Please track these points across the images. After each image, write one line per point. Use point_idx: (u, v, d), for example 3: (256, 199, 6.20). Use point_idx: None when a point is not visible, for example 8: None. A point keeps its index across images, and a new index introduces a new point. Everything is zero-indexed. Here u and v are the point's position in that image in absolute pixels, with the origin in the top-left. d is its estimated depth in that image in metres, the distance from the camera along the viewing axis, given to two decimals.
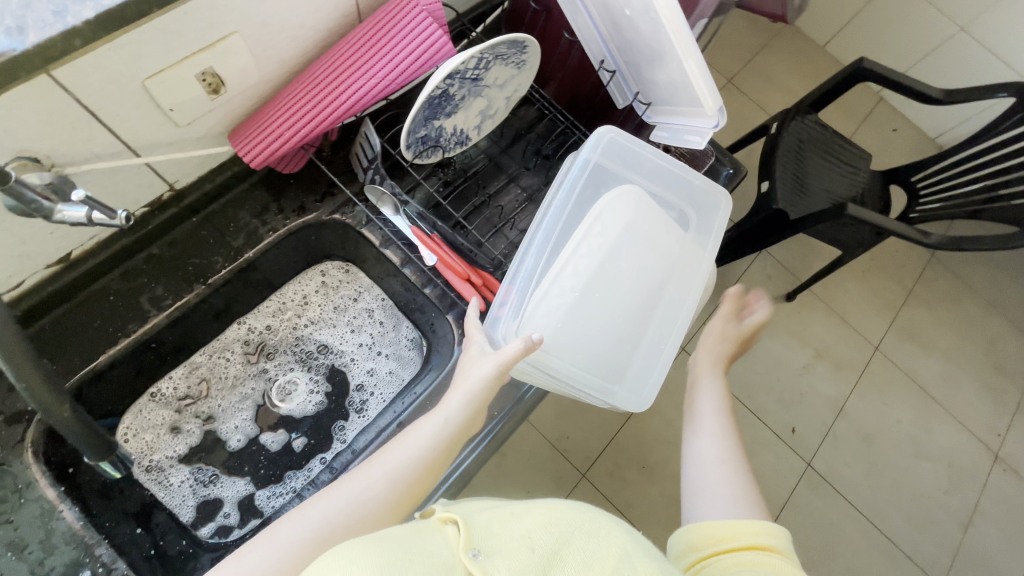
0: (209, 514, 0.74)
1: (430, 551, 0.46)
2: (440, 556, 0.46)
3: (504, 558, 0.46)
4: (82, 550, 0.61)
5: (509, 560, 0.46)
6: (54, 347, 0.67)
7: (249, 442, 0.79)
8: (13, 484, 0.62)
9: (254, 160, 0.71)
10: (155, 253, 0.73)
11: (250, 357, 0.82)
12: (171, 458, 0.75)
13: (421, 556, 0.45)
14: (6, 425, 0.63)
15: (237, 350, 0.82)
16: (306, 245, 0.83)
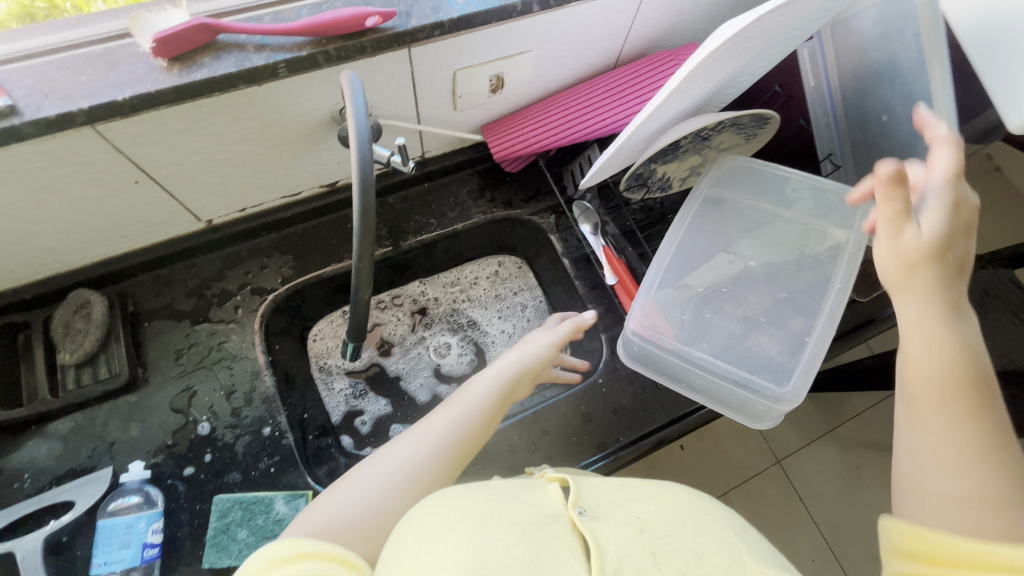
0: (351, 425, 0.82)
1: (539, 504, 0.49)
2: (548, 509, 0.49)
3: (613, 528, 0.47)
4: (272, 408, 0.74)
5: (610, 528, 0.47)
6: (297, 248, 0.83)
7: (431, 395, 0.85)
8: (240, 339, 0.77)
9: (496, 151, 0.84)
10: (389, 202, 0.88)
11: (413, 319, 0.91)
12: (339, 368, 0.85)
13: (530, 504, 0.49)
14: (250, 296, 0.79)
15: (405, 308, 0.92)
16: (497, 233, 0.94)
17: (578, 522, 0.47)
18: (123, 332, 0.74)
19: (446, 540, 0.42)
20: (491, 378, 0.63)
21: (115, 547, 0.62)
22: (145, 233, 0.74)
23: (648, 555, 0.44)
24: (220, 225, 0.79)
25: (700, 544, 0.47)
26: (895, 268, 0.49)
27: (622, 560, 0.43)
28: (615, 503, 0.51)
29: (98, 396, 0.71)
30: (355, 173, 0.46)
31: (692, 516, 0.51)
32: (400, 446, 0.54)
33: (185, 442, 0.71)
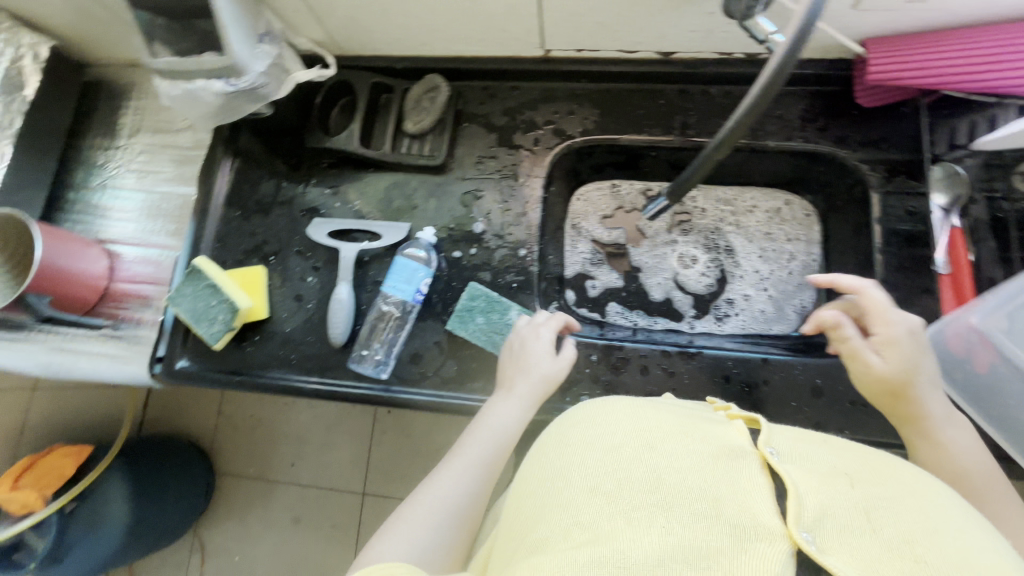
0: (581, 285, 0.87)
1: (718, 438, 0.50)
2: (733, 443, 0.49)
3: (810, 481, 0.44)
4: (534, 238, 0.81)
5: (808, 473, 0.45)
6: (606, 106, 0.84)
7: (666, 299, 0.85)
8: (529, 168, 0.83)
9: (870, 75, 0.71)
10: (710, 93, 0.82)
11: (671, 220, 0.89)
12: (589, 233, 0.88)
13: (711, 440, 0.49)
14: (550, 133, 0.84)
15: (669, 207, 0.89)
16: (808, 170, 0.82)
17: (772, 462, 0.46)
18: (449, 123, 0.85)
19: (593, 448, 0.49)
20: (537, 377, 0.68)
21: (400, 281, 0.77)
22: (499, 44, 0.81)
23: (854, 509, 0.42)
24: (553, 59, 0.83)
25: (915, 515, 0.41)
26: (877, 388, 0.61)
27: (824, 507, 0.42)
28: (810, 460, 0.48)
29: (417, 167, 0.85)
30: (775, 61, 0.47)
31: (913, 488, 0.45)
32: (443, 483, 0.58)
33: (462, 233, 0.82)
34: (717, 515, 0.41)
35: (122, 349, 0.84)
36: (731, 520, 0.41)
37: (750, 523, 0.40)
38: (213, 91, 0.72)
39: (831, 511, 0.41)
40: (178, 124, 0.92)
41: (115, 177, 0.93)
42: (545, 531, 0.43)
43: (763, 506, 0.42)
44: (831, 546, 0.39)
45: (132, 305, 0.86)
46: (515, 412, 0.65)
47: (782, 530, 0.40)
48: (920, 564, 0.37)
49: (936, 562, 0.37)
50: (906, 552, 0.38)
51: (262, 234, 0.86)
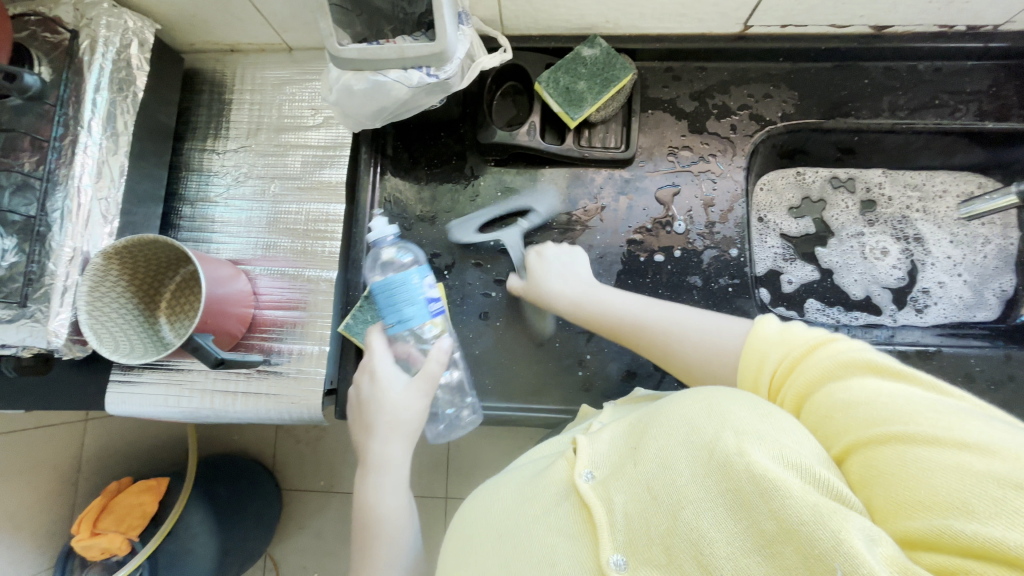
0: (773, 282, 0.81)
1: (545, 480, 0.48)
2: (558, 483, 0.47)
3: (618, 484, 0.42)
4: (742, 236, 0.75)
5: (618, 481, 0.43)
6: (806, 87, 0.77)
7: (865, 296, 0.81)
8: (728, 158, 0.77)
9: None
10: (918, 69, 0.76)
11: (858, 208, 0.83)
12: (777, 226, 0.83)
13: (539, 484, 0.48)
14: (748, 120, 0.77)
15: (854, 195, 0.83)
16: (1020, 148, 0.77)
17: (582, 493, 0.43)
18: (634, 111, 0.77)
19: (464, 540, 0.49)
20: (414, 409, 0.65)
21: (398, 317, 0.63)
22: (697, 20, 0.72)
23: (640, 491, 0.40)
24: (749, 35, 0.75)
25: (683, 460, 0.39)
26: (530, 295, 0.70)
27: (619, 511, 0.41)
28: (619, 451, 0.46)
29: (604, 161, 0.77)
30: None
31: (687, 415, 0.41)
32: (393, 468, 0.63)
33: (662, 233, 0.75)
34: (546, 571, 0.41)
35: (282, 386, 0.73)
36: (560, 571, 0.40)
37: (575, 566, 0.40)
38: (408, 84, 0.61)
39: (629, 513, 0.40)
40: (307, 120, 0.80)
41: (233, 187, 0.80)
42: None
43: (581, 558, 0.40)
44: (635, 557, 0.38)
45: (284, 334, 0.75)
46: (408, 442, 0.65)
47: (595, 560, 0.40)
48: (689, 508, 0.37)
49: (700, 501, 0.36)
50: (680, 513, 0.37)
51: (430, 247, 0.77)
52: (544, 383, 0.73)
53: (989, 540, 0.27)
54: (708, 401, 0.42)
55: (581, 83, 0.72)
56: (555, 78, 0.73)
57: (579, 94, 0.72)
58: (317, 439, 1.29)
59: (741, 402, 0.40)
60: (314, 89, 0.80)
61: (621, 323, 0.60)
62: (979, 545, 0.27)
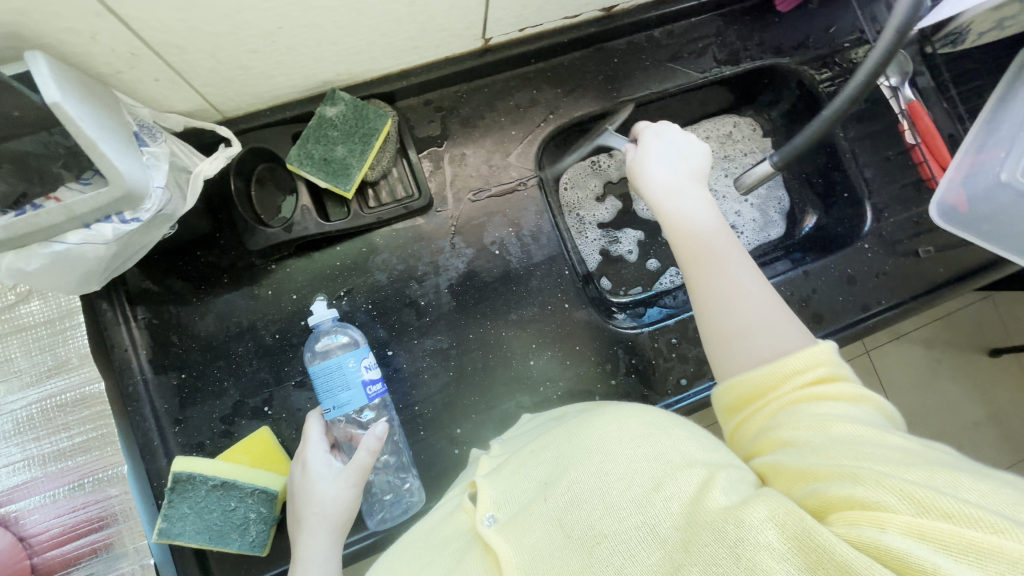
0: (611, 269, 0.82)
1: (447, 538, 0.42)
2: (461, 537, 0.41)
3: (521, 521, 0.37)
4: (559, 247, 0.73)
5: (517, 518, 0.38)
6: (566, 81, 0.76)
7: None
8: (521, 174, 0.74)
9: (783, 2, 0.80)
10: (655, 37, 0.79)
11: None
12: (592, 218, 0.83)
13: (441, 547, 0.42)
14: (525, 130, 0.74)
15: None
16: (756, 82, 0.84)
17: (487, 535, 0.38)
18: (407, 156, 0.70)
19: None
20: (323, 513, 0.54)
21: (340, 397, 0.57)
22: (434, 48, 0.66)
23: (551, 527, 0.35)
24: (494, 46, 0.71)
25: (594, 475, 0.36)
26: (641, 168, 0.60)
27: (529, 550, 0.35)
28: (524, 473, 0.42)
29: (401, 215, 0.69)
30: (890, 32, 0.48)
31: (607, 434, 0.39)
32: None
33: (484, 272, 0.71)
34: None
35: None
36: None
37: None
38: (102, 240, 0.47)
39: (538, 546, 0.35)
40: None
41: None
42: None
43: None
44: None
45: (88, 568, 0.58)
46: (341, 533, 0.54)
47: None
48: (605, 542, 0.33)
49: (619, 535, 0.33)
50: (596, 550, 0.33)
51: (235, 388, 0.65)
52: (424, 477, 0.66)
53: (918, 491, 0.27)
54: (625, 422, 0.39)
55: (338, 148, 0.63)
56: (306, 152, 0.63)
57: (341, 162, 0.63)
58: None
59: (673, 429, 0.39)
60: None
61: (688, 239, 0.52)
62: (915, 497, 0.26)
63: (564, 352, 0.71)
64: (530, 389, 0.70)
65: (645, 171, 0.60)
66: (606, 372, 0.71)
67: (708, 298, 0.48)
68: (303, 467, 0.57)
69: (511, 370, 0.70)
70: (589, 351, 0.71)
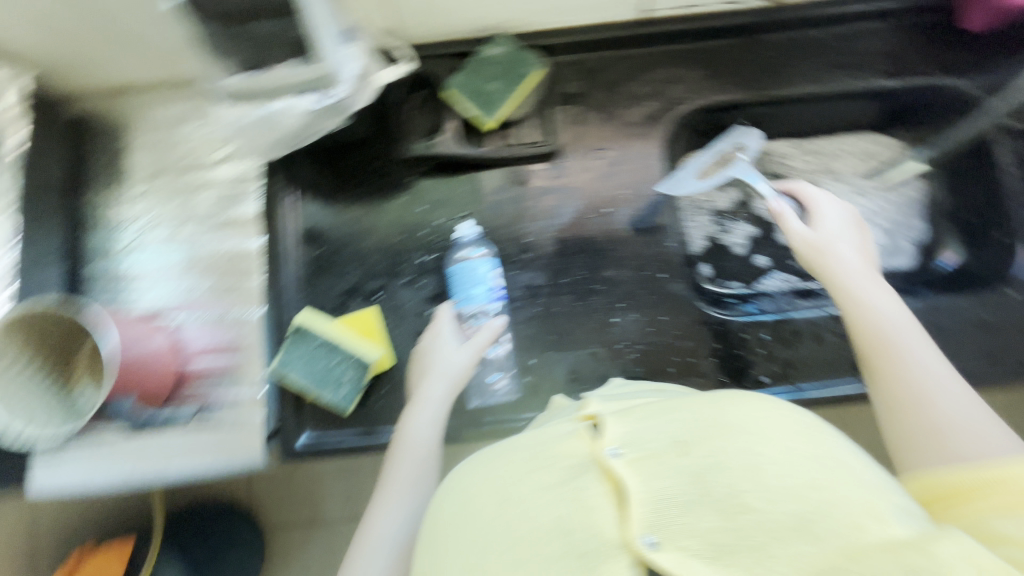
0: (713, 258, 0.80)
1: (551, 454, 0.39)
2: (572, 460, 0.37)
3: (651, 462, 0.34)
4: (670, 218, 0.75)
5: (645, 457, 0.35)
6: (712, 65, 0.78)
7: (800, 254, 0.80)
8: (647, 144, 0.77)
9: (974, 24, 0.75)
10: (816, 36, 0.78)
11: (770, 176, 0.83)
12: (707, 204, 0.82)
13: (547, 460, 0.39)
14: (661, 103, 0.77)
15: (766, 166, 0.83)
16: (920, 100, 0.79)
17: (612, 465, 0.35)
18: (546, 107, 0.76)
19: (454, 512, 0.38)
20: (446, 378, 0.60)
21: (478, 292, 0.69)
22: (596, 10, 0.71)
23: (684, 478, 0.33)
24: (652, 20, 0.75)
25: (750, 451, 0.33)
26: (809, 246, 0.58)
27: (658, 494, 0.32)
28: (654, 421, 0.37)
29: (530, 156, 0.75)
30: None
31: (755, 415, 0.35)
32: (402, 509, 0.52)
33: (591, 226, 0.75)
34: (560, 543, 0.32)
35: (218, 439, 0.69)
36: (572, 550, 0.31)
37: (594, 545, 0.31)
38: (300, 109, 0.59)
39: (668, 496, 0.32)
40: (209, 156, 0.76)
41: (144, 233, 0.76)
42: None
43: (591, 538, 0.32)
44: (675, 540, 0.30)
45: (216, 382, 0.71)
46: (439, 430, 0.58)
47: (619, 537, 0.31)
48: (752, 515, 0.30)
49: (772, 514, 0.30)
50: (739, 518, 0.30)
51: (356, 271, 0.75)
52: (490, 395, 0.71)
53: None
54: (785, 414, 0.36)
55: (493, 83, 0.71)
56: (466, 81, 0.72)
57: (491, 95, 0.71)
58: None
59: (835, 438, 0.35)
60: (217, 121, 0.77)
61: (878, 330, 0.50)
62: None
63: (649, 318, 0.73)
64: (608, 343, 0.72)
65: (835, 246, 0.57)
66: (687, 348, 0.71)
67: (891, 368, 0.48)
68: (432, 333, 0.66)
69: (594, 321, 0.73)
70: (674, 324, 0.72)
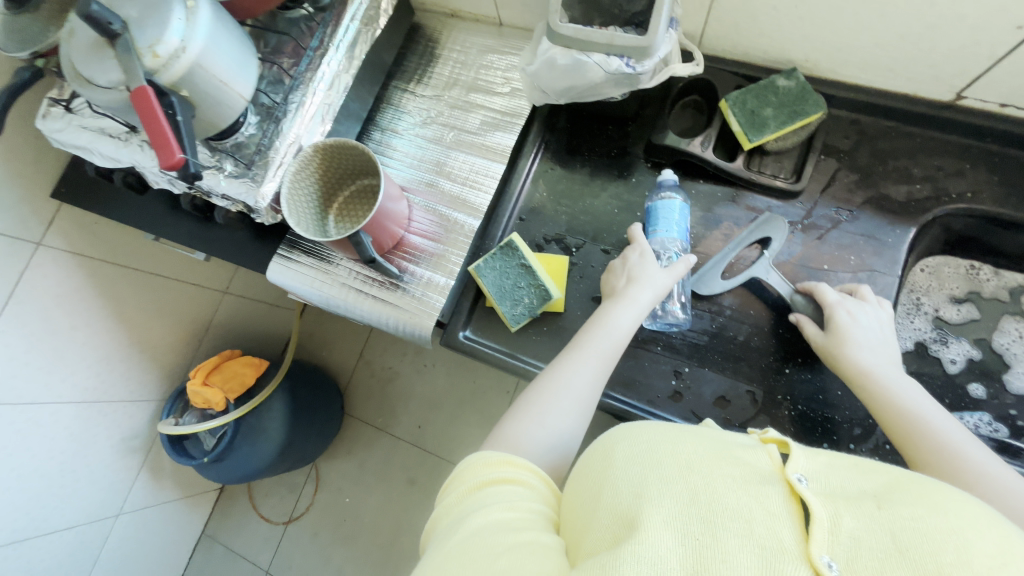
0: (917, 361, 0.74)
1: (741, 460, 0.44)
2: (759, 467, 0.43)
3: (845, 504, 0.39)
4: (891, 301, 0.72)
5: (836, 498, 0.40)
6: (1008, 175, 0.72)
7: (1021, 403, 0.71)
8: (894, 224, 0.74)
9: None
10: None
11: (1019, 314, 0.77)
12: (931, 310, 0.78)
13: (734, 459, 0.44)
14: (929, 192, 0.74)
15: (1018, 303, 0.77)
16: None
17: (800, 488, 0.40)
18: (804, 151, 0.77)
19: (626, 462, 0.45)
20: (653, 290, 0.67)
21: (672, 224, 0.74)
22: (905, 79, 0.70)
23: (878, 530, 0.36)
24: (961, 107, 0.71)
25: (949, 531, 0.35)
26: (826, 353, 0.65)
27: (848, 532, 0.37)
28: (846, 478, 0.42)
29: (768, 189, 0.77)
30: None
31: (957, 509, 0.37)
32: (575, 384, 0.60)
33: (799, 277, 0.75)
34: (741, 526, 0.38)
35: (405, 303, 0.81)
36: (755, 535, 0.37)
37: (774, 543, 0.37)
38: (606, 69, 0.67)
39: (858, 539, 0.36)
40: (496, 86, 0.90)
41: (418, 125, 0.91)
42: (595, 543, 0.40)
43: (776, 536, 0.37)
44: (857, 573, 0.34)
45: (421, 259, 0.84)
46: (631, 329, 0.65)
47: (801, 553, 0.36)
48: None
49: None
50: None
51: (567, 223, 0.85)
52: (634, 379, 0.74)
53: None
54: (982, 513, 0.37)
55: (768, 109, 0.73)
56: (743, 99, 0.75)
57: (763, 119, 0.73)
58: (391, 378, 1.46)
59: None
60: (511, 61, 0.90)
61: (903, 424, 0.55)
62: None
63: (821, 386, 0.70)
64: (768, 389, 0.71)
65: (851, 350, 0.62)
66: (849, 433, 0.68)
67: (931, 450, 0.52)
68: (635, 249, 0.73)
69: (764, 362, 0.72)
70: (847, 405, 0.69)
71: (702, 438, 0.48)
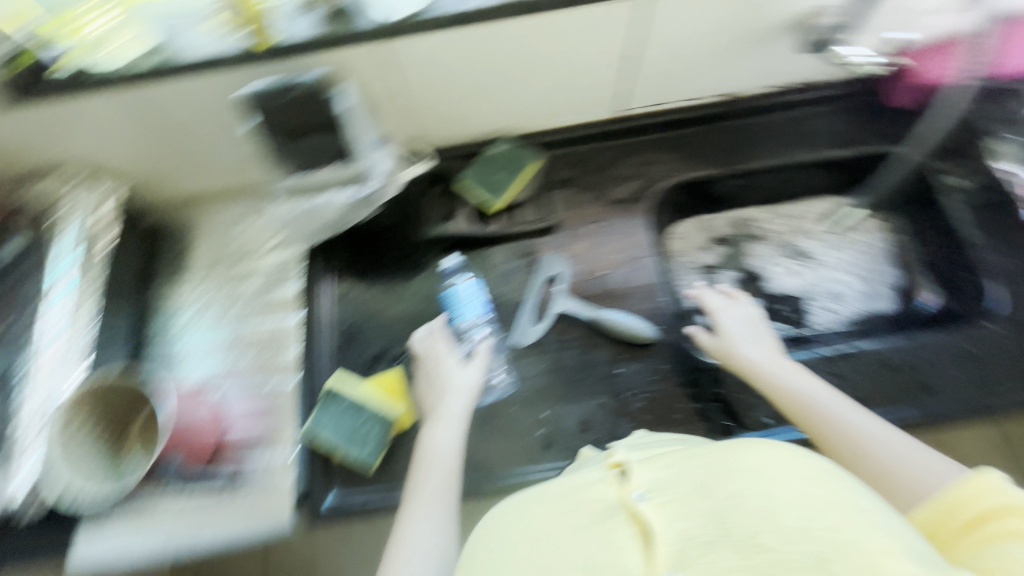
0: None
1: (586, 503, 0.45)
2: (603, 503, 0.44)
3: (674, 503, 0.40)
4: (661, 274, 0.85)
5: (667, 499, 0.41)
6: (682, 148, 0.91)
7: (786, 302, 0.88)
8: (632, 215, 0.88)
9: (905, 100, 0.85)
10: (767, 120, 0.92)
11: (752, 238, 0.94)
12: (695, 264, 0.93)
13: (578, 505, 0.45)
14: (641, 182, 0.90)
15: (746, 230, 0.94)
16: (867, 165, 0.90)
17: (637, 508, 0.41)
18: (541, 191, 0.89)
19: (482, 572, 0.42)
20: (463, 395, 0.70)
21: (469, 305, 0.80)
22: (577, 113, 0.87)
23: (706, 521, 0.38)
24: (625, 116, 0.89)
25: (762, 493, 0.38)
26: (722, 352, 0.70)
27: (681, 534, 0.38)
28: (675, 472, 0.44)
29: (531, 231, 0.87)
30: None
31: (765, 466, 0.40)
32: (427, 520, 0.57)
33: (590, 288, 0.85)
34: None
35: (248, 505, 0.72)
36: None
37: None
38: None
39: (694, 537, 0.37)
40: (260, 248, 0.89)
41: (193, 317, 0.86)
42: None
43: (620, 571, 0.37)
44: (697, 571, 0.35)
45: (253, 450, 0.75)
46: (461, 434, 0.66)
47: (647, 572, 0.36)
48: (767, 552, 0.34)
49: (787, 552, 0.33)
50: (757, 554, 0.34)
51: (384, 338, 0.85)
52: (506, 449, 0.75)
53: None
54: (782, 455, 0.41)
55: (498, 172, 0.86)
56: (477, 172, 0.87)
57: (497, 181, 0.85)
58: None
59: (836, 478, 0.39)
60: (263, 220, 0.91)
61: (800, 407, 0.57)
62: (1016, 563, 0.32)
63: (650, 368, 0.78)
64: (613, 394, 0.77)
65: (741, 345, 0.69)
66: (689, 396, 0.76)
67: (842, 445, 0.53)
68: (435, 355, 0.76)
69: (599, 373, 0.79)
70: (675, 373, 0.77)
71: (551, 500, 0.47)
